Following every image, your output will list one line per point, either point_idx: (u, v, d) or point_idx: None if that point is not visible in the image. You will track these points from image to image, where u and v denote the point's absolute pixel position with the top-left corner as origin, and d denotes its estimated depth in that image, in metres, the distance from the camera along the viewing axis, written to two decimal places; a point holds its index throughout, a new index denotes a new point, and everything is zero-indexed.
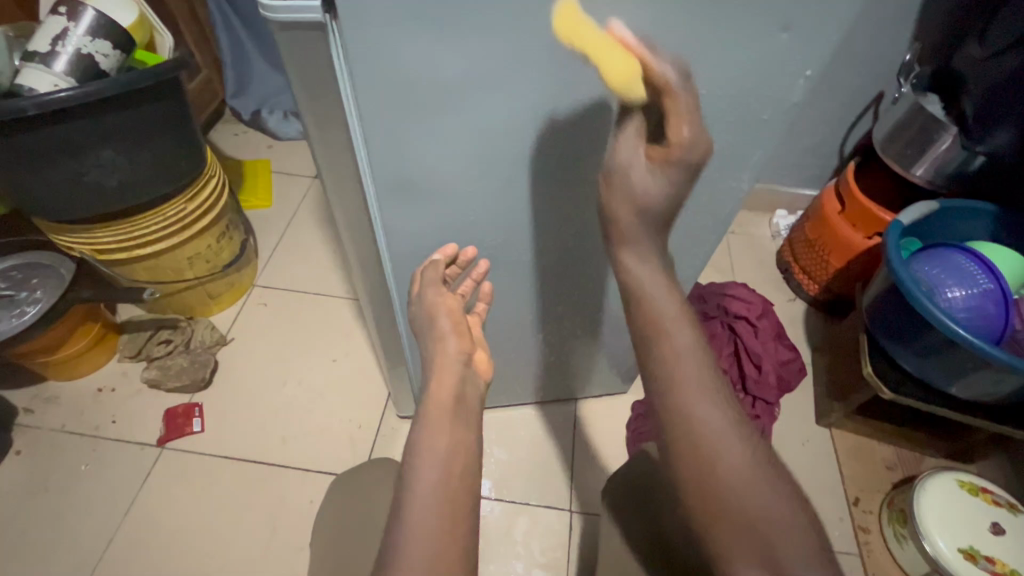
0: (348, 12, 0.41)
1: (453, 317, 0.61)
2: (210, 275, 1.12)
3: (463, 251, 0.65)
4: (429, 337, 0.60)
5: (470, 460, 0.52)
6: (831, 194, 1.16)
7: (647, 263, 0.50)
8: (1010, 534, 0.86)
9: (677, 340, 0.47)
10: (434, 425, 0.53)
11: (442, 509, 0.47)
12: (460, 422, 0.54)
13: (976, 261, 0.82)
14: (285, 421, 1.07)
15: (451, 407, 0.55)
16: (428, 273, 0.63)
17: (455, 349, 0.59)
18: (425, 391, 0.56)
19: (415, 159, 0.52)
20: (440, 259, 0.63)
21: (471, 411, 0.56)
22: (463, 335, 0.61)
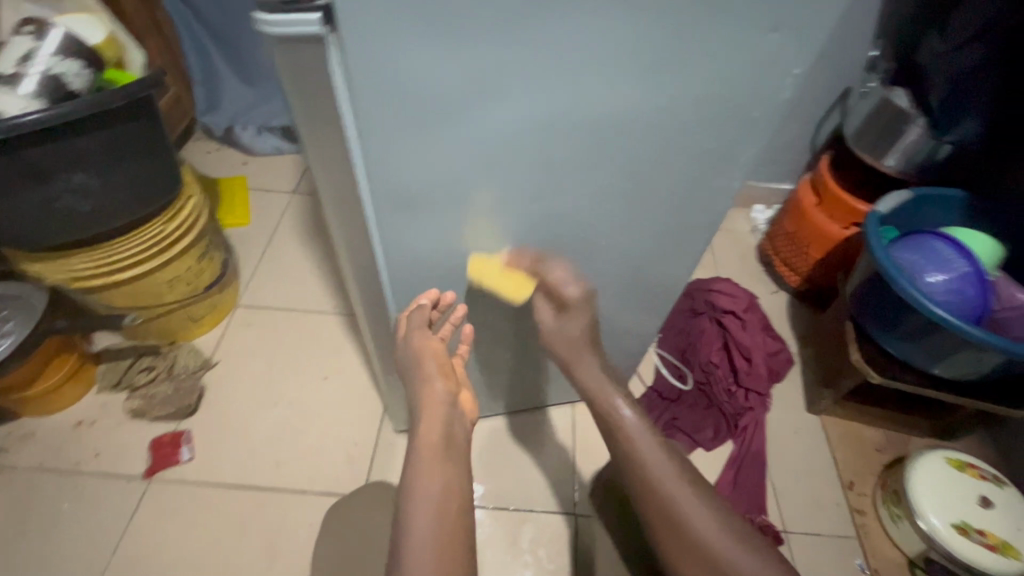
0: (349, 24, 0.40)
1: (437, 362, 0.68)
2: (191, 297, 1.09)
3: (444, 295, 0.70)
4: (419, 381, 0.67)
5: (461, 494, 0.61)
6: (807, 187, 1.20)
7: (591, 363, 0.74)
8: (998, 506, 0.90)
9: (622, 423, 0.69)
10: (426, 466, 0.61)
11: (440, 546, 0.55)
12: (451, 462, 0.62)
13: (952, 246, 0.85)
14: (279, 443, 1.04)
15: (441, 448, 0.63)
16: (417, 318, 0.69)
17: (443, 395, 0.67)
18: (416, 431, 0.64)
19: (417, 170, 0.52)
20: (427, 303, 0.69)
21: (459, 448, 0.65)
22: (447, 377, 0.68)
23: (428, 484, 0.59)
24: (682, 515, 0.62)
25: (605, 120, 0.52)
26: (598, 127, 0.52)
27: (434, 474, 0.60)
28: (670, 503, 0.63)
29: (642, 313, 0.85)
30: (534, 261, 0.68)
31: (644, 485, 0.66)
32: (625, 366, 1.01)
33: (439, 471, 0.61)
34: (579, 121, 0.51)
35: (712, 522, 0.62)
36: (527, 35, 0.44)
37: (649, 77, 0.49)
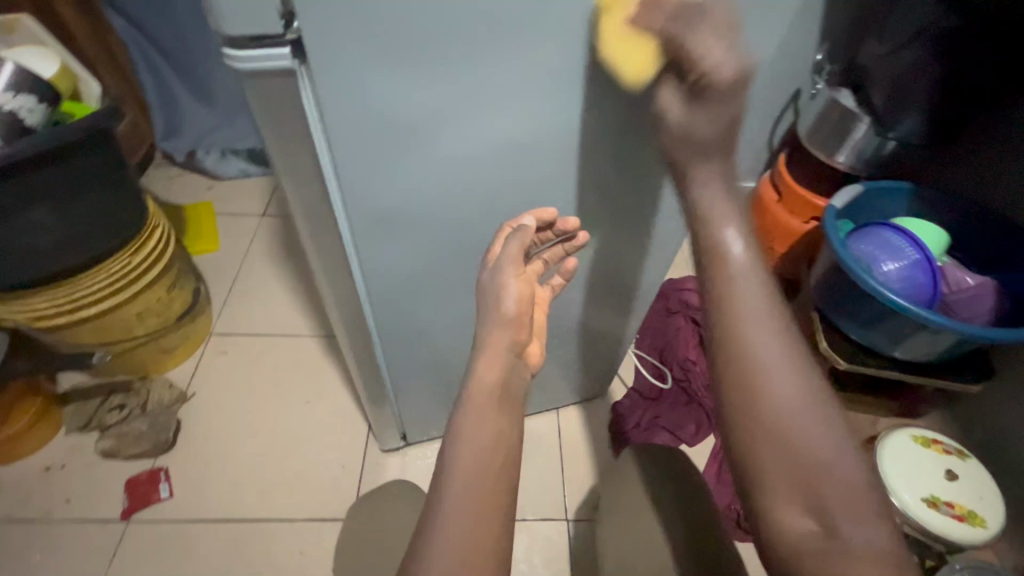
0: (319, 56, 0.40)
1: (521, 299, 0.56)
2: (162, 329, 1.06)
3: (564, 221, 0.62)
4: (493, 320, 0.55)
5: (513, 447, 0.51)
6: (768, 185, 1.26)
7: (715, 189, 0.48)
8: (963, 478, 0.95)
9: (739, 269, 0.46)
10: (478, 411, 0.52)
11: (477, 507, 0.46)
12: (506, 412, 0.53)
13: (903, 235, 0.90)
14: (263, 471, 1.02)
15: (498, 398, 0.53)
16: (512, 237, 0.58)
17: (509, 341, 0.55)
18: (471, 373, 0.54)
19: (394, 192, 0.53)
20: (531, 224, 0.58)
21: (517, 399, 0.55)
22: (522, 327, 0.57)
23: (473, 430, 0.50)
24: (775, 406, 0.43)
25: (574, 135, 0.54)
26: (566, 141, 0.54)
27: (482, 414, 0.51)
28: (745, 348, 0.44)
29: (620, 316, 0.87)
30: None
31: (746, 374, 0.44)
32: (607, 368, 1.03)
33: (493, 416, 0.52)
34: (548, 136, 0.53)
35: (824, 424, 0.42)
36: (494, 59, 0.45)
37: (612, 93, 0.51)
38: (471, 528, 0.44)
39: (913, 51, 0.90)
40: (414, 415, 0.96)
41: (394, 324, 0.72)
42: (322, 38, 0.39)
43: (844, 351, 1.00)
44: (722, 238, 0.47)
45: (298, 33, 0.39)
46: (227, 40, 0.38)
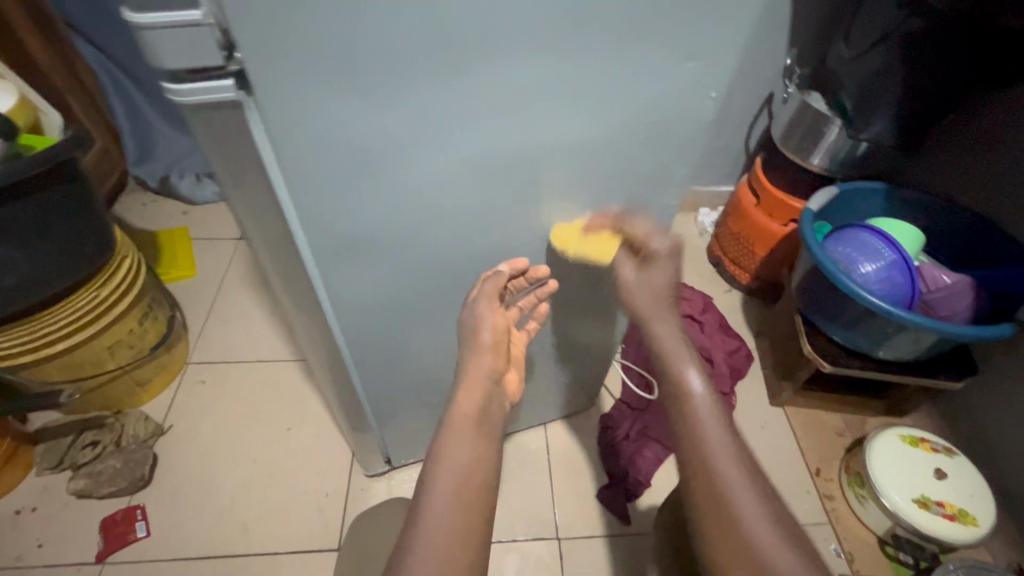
0: (266, 86, 0.39)
1: (498, 330, 0.63)
2: (136, 361, 1.03)
3: (535, 270, 0.67)
4: (473, 349, 0.63)
5: (490, 468, 0.58)
6: (745, 189, 1.26)
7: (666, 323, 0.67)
8: (952, 476, 0.94)
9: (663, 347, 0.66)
10: (456, 440, 0.58)
11: (454, 520, 0.52)
12: (481, 435, 0.60)
13: (879, 236, 0.90)
14: (245, 503, 0.99)
15: (475, 422, 0.60)
16: (487, 280, 0.63)
17: (490, 368, 0.63)
18: (452, 401, 0.62)
19: (356, 217, 0.52)
20: (505, 272, 0.63)
21: (491, 428, 0.62)
22: (500, 355, 0.64)
23: (450, 448, 0.57)
24: (733, 509, 0.53)
25: (540, 154, 0.53)
26: (532, 160, 0.54)
27: (463, 437, 0.59)
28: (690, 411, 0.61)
29: (601, 329, 0.86)
30: None
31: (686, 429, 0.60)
32: (592, 381, 1.02)
33: (467, 441, 0.59)
34: (513, 156, 0.52)
35: (762, 509, 0.53)
36: (451, 84, 0.44)
37: (577, 111, 0.50)
38: (452, 538, 0.51)
39: (881, 53, 0.91)
40: (398, 439, 0.94)
41: (369, 349, 0.71)
42: (266, 66, 0.37)
43: (828, 354, 0.99)
44: (651, 322, 0.67)
45: (241, 64, 0.37)
46: (165, 73, 0.37)
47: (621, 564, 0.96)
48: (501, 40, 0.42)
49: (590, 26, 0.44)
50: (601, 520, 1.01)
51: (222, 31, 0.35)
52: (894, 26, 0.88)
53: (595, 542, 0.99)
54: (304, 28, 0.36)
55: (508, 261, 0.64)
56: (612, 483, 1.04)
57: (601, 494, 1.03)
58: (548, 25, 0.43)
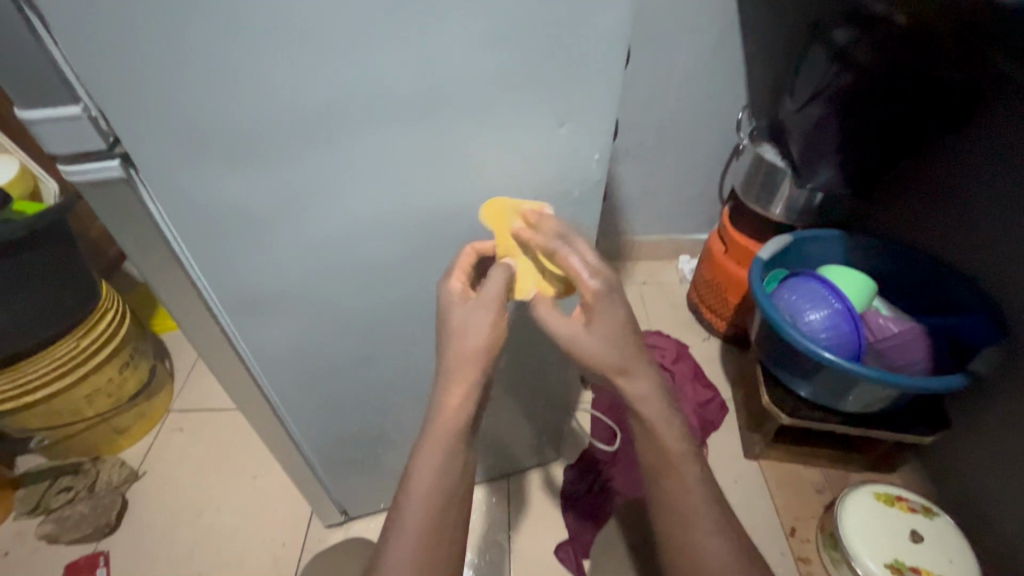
0: (148, 163, 0.45)
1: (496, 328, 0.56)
2: (114, 408, 1.09)
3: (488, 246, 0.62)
4: (456, 355, 0.56)
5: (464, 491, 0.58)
6: (715, 237, 1.27)
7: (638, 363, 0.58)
8: (930, 539, 0.88)
9: (654, 426, 0.57)
10: None
11: None
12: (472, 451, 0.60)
13: (825, 284, 0.89)
14: (202, 552, 1.00)
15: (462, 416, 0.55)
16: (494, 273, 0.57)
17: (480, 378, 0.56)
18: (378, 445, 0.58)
19: (261, 273, 0.57)
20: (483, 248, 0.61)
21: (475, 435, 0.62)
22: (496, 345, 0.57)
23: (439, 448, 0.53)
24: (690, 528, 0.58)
25: (437, 214, 0.59)
26: (421, 218, 0.59)
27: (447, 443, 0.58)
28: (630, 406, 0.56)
29: (545, 375, 0.88)
30: (416, 339, 0.73)
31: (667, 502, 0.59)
32: (553, 428, 1.02)
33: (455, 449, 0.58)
34: (410, 218, 0.58)
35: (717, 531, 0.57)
36: (326, 157, 0.50)
37: (460, 170, 0.56)
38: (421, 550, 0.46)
39: (820, 105, 0.91)
40: (351, 486, 0.96)
41: (307, 396, 0.75)
42: (145, 148, 0.45)
43: (786, 405, 0.97)
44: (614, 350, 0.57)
45: (123, 148, 0.45)
46: (59, 158, 0.44)
47: None
48: (365, 119, 0.49)
49: (453, 102, 0.50)
50: None
51: (101, 121, 0.43)
52: (827, 80, 0.88)
53: None
54: (176, 117, 0.44)
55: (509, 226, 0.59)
56: (573, 538, 1.01)
57: (559, 551, 1.00)
58: (408, 105, 0.49)
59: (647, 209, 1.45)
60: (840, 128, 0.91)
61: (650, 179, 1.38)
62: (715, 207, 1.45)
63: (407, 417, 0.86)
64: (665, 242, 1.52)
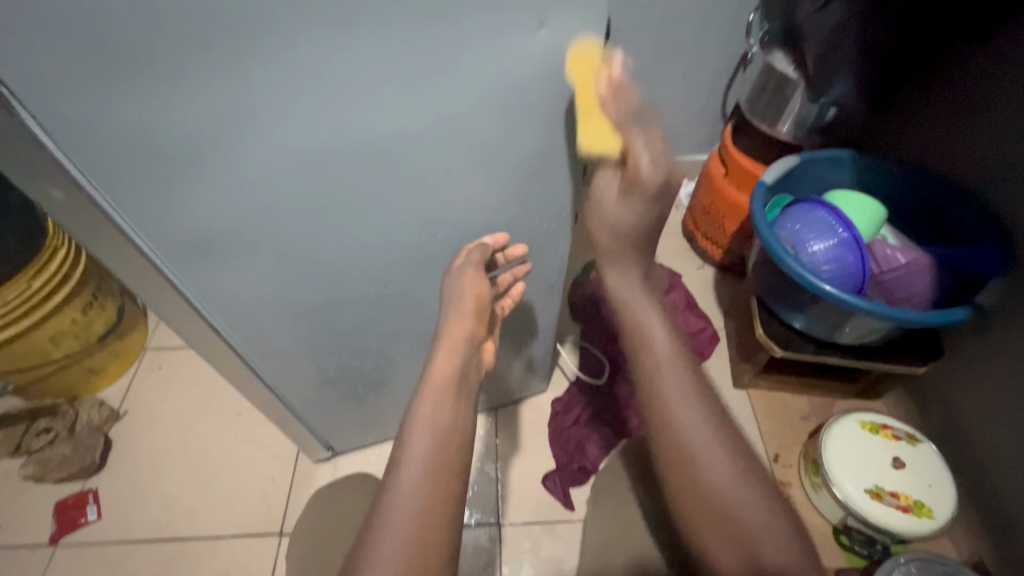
0: (23, 83, 0.37)
1: (480, 299, 0.64)
2: (83, 349, 1.04)
3: (513, 247, 0.69)
4: (453, 314, 0.63)
5: (465, 436, 0.57)
6: (716, 158, 1.18)
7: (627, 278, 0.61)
8: (911, 465, 0.89)
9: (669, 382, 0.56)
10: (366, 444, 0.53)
11: None
12: (461, 400, 0.59)
13: (832, 212, 0.83)
14: (193, 487, 1.01)
15: (453, 389, 0.59)
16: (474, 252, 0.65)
17: (467, 333, 0.63)
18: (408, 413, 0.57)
19: (195, 213, 0.50)
20: (489, 244, 0.65)
21: (469, 392, 0.62)
22: (480, 322, 0.65)
23: (431, 408, 0.56)
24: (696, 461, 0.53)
25: (399, 143, 0.51)
26: (378, 143, 0.50)
27: (436, 399, 0.57)
28: (697, 472, 0.52)
29: (529, 310, 0.84)
30: (389, 277, 0.68)
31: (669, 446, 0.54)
32: (542, 362, 1.00)
33: (449, 402, 0.58)
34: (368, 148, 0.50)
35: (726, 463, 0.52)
36: (252, 71, 0.41)
37: (426, 92, 0.47)
38: (414, 525, 0.48)
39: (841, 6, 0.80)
40: (335, 423, 0.95)
41: (275, 339, 0.70)
42: (10, 60, 0.35)
43: (780, 338, 0.94)
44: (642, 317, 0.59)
45: None
46: None
47: (566, 551, 0.95)
48: (294, 24, 0.39)
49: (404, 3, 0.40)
50: (545, 507, 1.00)
51: None
52: None
53: (538, 529, 0.98)
54: (44, 18, 0.34)
55: (486, 236, 0.66)
56: (560, 468, 1.02)
57: (545, 481, 1.01)
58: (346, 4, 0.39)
59: None
60: (861, 35, 0.80)
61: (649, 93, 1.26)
62: (716, 125, 1.34)
63: (385, 356, 0.83)
64: None
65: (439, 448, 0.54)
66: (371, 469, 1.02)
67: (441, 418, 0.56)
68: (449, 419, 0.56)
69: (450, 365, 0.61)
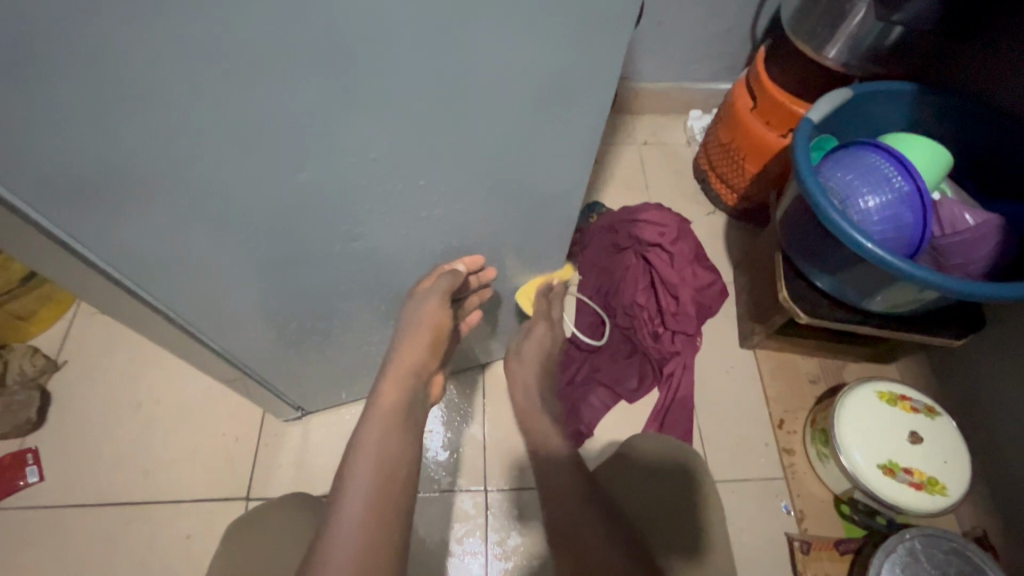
0: None
1: (438, 332, 0.64)
2: (5, 294, 0.90)
3: (484, 271, 0.69)
4: (409, 343, 0.63)
5: (412, 469, 0.54)
6: (742, 88, 1.02)
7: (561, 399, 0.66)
8: (928, 440, 0.84)
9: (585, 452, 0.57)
10: (352, 473, 0.50)
11: None
12: (407, 432, 0.56)
13: (890, 159, 0.70)
14: (146, 448, 0.91)
15: (398, 417, 0.57)
16: (440, 278, 0.64)
17: (419, 367, 0.62)
18: (354, 436, 0.54)
19: (62, 134, 0.34)
20: (462, 269, 0.65)
21: (417, 422, 0.58)
22: (433, 356, 0.65)
23: (377, 438, 0.53)
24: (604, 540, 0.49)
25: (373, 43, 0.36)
26: (340, 39, 0.35)
27: (383, 429, 0.54)
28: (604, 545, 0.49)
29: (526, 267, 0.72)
30: (359, 227, 0.54)
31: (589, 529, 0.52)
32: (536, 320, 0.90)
33: (394, 435, 0.54)
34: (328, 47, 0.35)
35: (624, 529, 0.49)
36: None
37: None
38: (363, 554, 0.45)
39: None
40: (303, 383, 0.84)
41: (213, 301, 0.57)
42: None
43: (806, 302, 0.84)
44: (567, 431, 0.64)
45: None
46: None
47: None
48: None
49: None
50: (535, 472, 0.93)
51: None
52: None
53: (527, 494, 0.92)
54: None
55: (458, 260, 0.66)
56: None
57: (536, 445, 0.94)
58: None
59: (659, 48, 1.16)
60: None
61: (674, 4, 1.07)
62: (743, 47, 1.16)
63: (357, 314, 0.71)
64: (676, 94, 1.25)
65: (381, 476, 0.51)
66: (346, 431, 0.94)
67: (388, 449, 0.53)
68: (395, 452, 0.53)
69: (395, 393, 0.59)
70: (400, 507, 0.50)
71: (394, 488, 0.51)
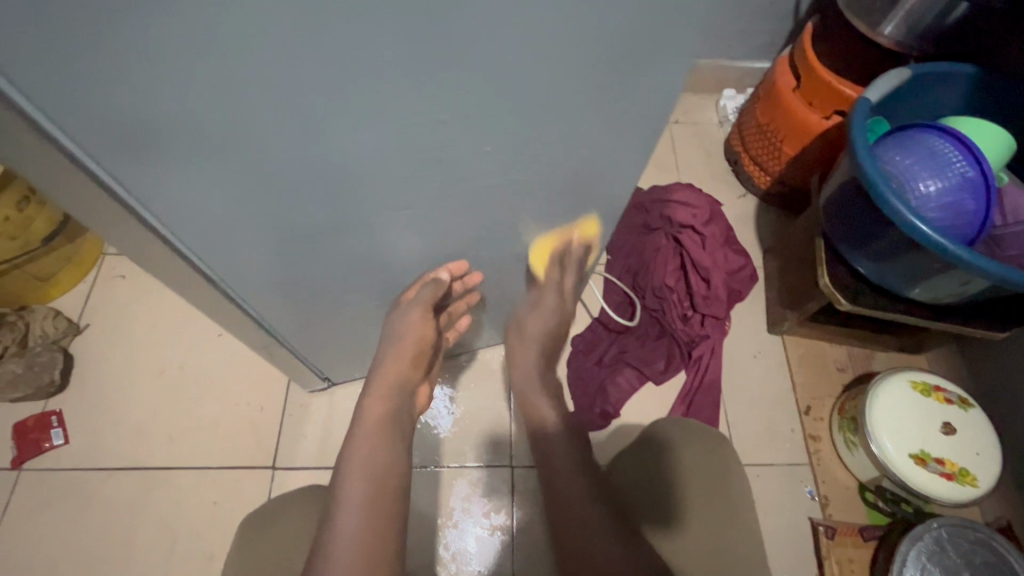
0: None
1: (422, 340, 0.67)
2: (26, 255, 0.88)
3: (470, 276, 0.71)
4: (394, 354, 0.66)
5: (406, 471, 0.55)
6: (785, 66, 0.99)
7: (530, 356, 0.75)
8: (961, 431, 0.83)
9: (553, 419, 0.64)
10: (349, 476, 0.51)
11: None
12: (397, 437, 0.57)
13: (952, 144, 0.68)
14: (170, 415, 0.90)
15: (392, 420, 0.59)
16: (424, 288, 0.66)
17: (402, 377, 0.65)
18: (347, 443, 0.56)
19: (134, 93, 0.31)
20: (445, 278, 0.66)
21: (404, 432, 0.60)
22: (417, 365, 0.68)
23: (368, 445, 0.55)
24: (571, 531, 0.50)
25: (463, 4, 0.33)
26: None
27: (374, 438, 0.56)
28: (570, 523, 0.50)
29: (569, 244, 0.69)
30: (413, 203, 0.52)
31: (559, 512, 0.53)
32: None
33: (384, 442, 0.56)
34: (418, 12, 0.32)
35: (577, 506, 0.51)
36: None
37: None
38: (369, 550, 0.46)
39: None
40: (332, 354, 0.83)
41: (256, 267, 0.55)
42: None
43: (847, 288, 0.83)
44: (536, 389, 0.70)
45: None
46: None
47: None
48: None
49: None
50: None
51: None
52: None
53: None
54: None
55: (443, 268, 0.67)
56: (580, 411, 0.94)
57: None
58: None
59: None
60: None
61: None
62: (784, 24, 1.12)
63: (394, 287, 0.69)
64: (711, 71, 1.22)
65: (376, 476, 0.52)
66: None
67: (380, 454, 0.54)
68: (387, 456, 0.54)
69: (381, 403, 0.61)
70: (398, 507, 0.51)
71: (391, 489, 0.52)
